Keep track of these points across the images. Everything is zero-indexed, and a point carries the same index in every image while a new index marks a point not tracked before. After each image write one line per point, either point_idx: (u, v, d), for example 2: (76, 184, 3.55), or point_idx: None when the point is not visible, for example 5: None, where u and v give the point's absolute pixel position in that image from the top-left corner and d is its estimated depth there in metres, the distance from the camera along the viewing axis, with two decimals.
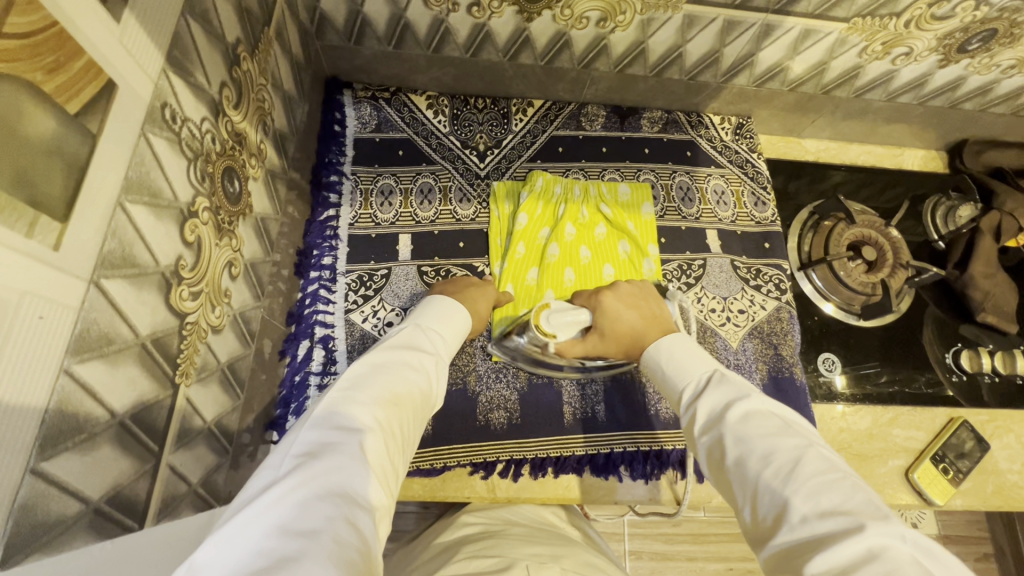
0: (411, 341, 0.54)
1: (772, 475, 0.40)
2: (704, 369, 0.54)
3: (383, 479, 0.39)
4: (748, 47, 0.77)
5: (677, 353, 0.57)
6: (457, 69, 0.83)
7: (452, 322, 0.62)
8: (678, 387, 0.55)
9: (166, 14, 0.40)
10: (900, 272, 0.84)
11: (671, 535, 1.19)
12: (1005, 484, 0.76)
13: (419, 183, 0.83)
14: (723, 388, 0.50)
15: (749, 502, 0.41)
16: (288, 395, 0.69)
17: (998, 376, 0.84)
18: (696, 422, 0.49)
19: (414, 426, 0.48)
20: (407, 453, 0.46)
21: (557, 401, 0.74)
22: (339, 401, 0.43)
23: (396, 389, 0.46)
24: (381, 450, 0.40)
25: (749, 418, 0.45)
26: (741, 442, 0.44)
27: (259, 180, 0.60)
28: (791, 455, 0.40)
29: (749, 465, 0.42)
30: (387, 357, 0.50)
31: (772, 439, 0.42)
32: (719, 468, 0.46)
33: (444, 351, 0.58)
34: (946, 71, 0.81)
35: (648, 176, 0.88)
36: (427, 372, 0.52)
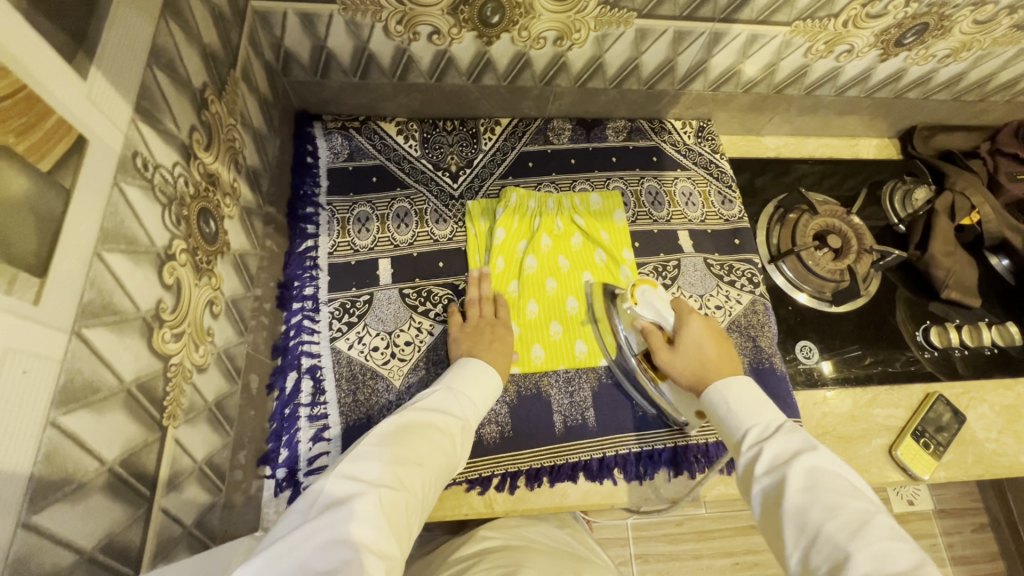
0: (441, 404, 0.61)
1: (837, 530, 0.43)
2: (772, 421, 0.56)
3: (394, 533, 0.46)
4: (700, 55, 0.80)
5: (747, 396, 0.60)
6: (423, 94, 0.85)
7: (485, 385, 0.67)
8: (739, 428, 0.57)
9: (132, 67, 0.41)
10: (864, 257, 0.88)
11: (675, 534, 1.20)
12: (985, 453, 0.79)
13: (395, 208, 0.84)
14: (792, 437, 0.52)
15: (803, 548, 0.44)
16: (279, 428, 0.70)
17: (967, 349, 0.87)
18: (759, 463, 0.52)
19: (433, 482, 0.54)
20: (426, 507, 0.53)
21: (546, 412, 0.75)
22: (367, 452, 0.51)
23: (416, 448, 0.54)
24: (395, 506, 0.47)
25: (818, 472, 0.48)
26: (806, 493, 0.46)
27: (234, 219, 0.61)
28: (858, 517, 0.43)
29: (812, 516, 0.45)
30: (416, 417, 0.57)
31: (840, 496, 0.45)
32: (774, 508, 0.48)
33: (473, 415, 0.64)
34: (886, 64, 0.85)
35: (617, 184, 0.90)
36: (452, 434, 0.59)
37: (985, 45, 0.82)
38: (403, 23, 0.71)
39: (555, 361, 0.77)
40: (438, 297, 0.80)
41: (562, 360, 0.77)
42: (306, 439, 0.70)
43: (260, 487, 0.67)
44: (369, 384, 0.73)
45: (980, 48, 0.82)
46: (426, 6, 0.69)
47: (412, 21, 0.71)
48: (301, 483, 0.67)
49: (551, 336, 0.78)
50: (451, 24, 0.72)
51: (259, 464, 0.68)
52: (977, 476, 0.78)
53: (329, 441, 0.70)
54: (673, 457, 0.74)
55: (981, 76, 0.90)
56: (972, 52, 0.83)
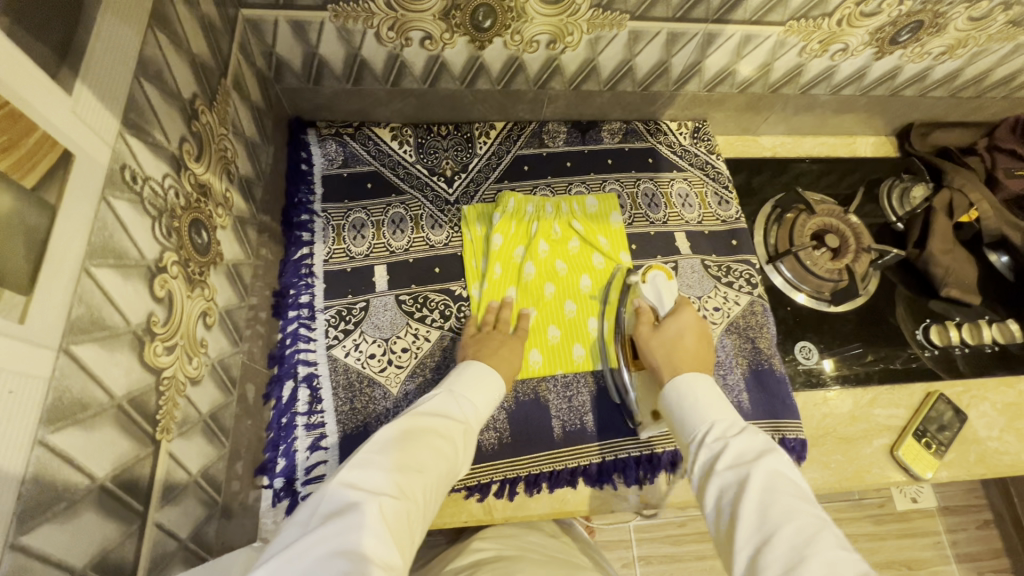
0: (442, 408, 0.61)
1: (793, 533, 0.42)
2: (734, 421, 0.55)
3: (398, 542, 0.45)
4: (694, 56, 0.80)
5: (712, 395, 0.59)
6: (417, 99, 0.85)
7: (487, 390, 0.66)
8: (699, 424, 0.56)
9: (119, 79, 0.41)
10: (863, 256, 0.87)
11: (678, 536, 1.20)
12: (987, 452, 0.78)
13: (390, 214, 0.84)
14: (754, 441, 0.52)
15: (756, 547, 0.43)
16: (276, 438, 0.69)
17: (968, 347, 0.87)
18: (720, 462, 0.51)
19: (436, 489, 0.53)
20: (429, 515, 0.52)
21: (545, 417, 0.74)
22: (368, 461, 0.51)
23: (418, 454, 0.53)
24: (397, 514, 0.47)
25: (778, 477, 0.47)
26: (764, 495, 0.46)
27: (227, 228, 0.61)
28: (813, 523, 0.42)
29: (769, 517, 0.44)
30: (417, 423, 0.57)
31: (796, 502, 0.45)
32: (729, 507, 0.47)
33: (475, 419, 0.63)
34: (882, 63, 0.85)
35: (613, 186, 0.90)
36: (454, 439, 0.58)
37: (980, 42, 0.81)
38: (395, 29, 0.71)
39: (553, 366, 0.77)
40: (435, 303, 0.80)
41: (559, 365, 0.77)
42: (303, 449, 0.69)
43: (258, 497, 0.67)
44: (366, 392, 0.73)
45: (976, 44, 0.82)
46: (418, 11, 0.68)
47: (404, 26, 0.71)
48: (299, 493, 0.67)
49: (550, 340, 0.78)
50: (443, 29, 0.72)
51: (257, 474, 0.68)
52: (980, 475, 0.77)
53: (327, 450, 0.69)
54: (673, 460, 0.73)
55: (978, 73, 0.90)
56: (967, 49, 0.83)
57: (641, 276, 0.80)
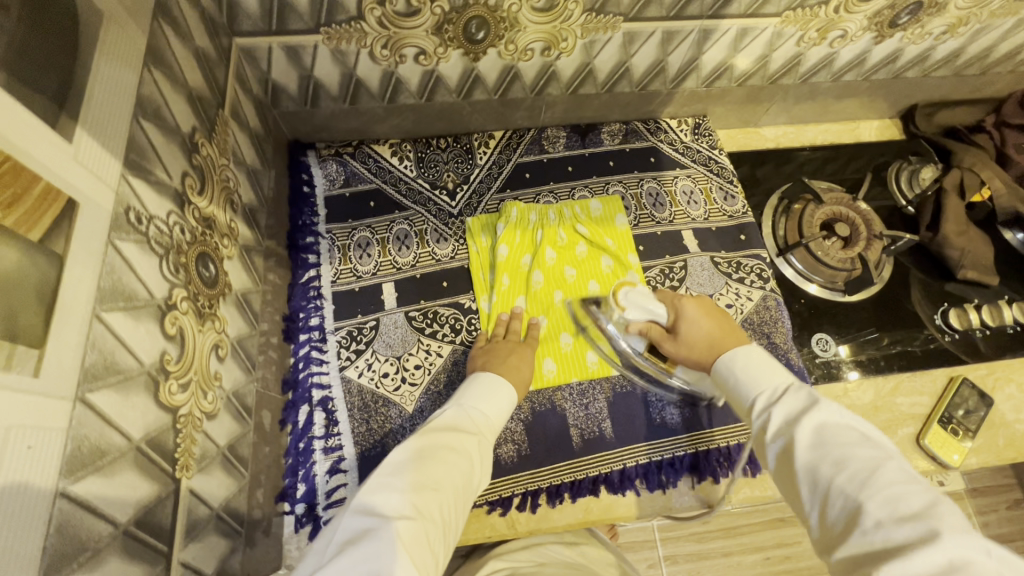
0: (453, 422, 0.60)
1: (849, 481, 0.42)
2: (777, 380, 0.54)
3: (421, 563, 0.45)
4: (690, 53, 0.79)
5: (752, 362, 0.57)
6: (414, 115, 0.84)
7: (497, 402, 0.65)
8: (747, 394, 0.55)
9: (118, 121, 0.41)
10: (875, 243, 0.86)
11: (703, 533, 1.19)
12: (1016, 435, 0.78)
13: (395, 230, 0.84)
14: (798, 397, 0.51)
15: (820, 504, 0.43)
16: (295, 463, 0.69)
17: (989, 329, 0.85)
18: (768, 427, 0.50)
19: (455, 505, 0.53)
20: (451, 533, 0.51)
21: (563, 426, 0.74)
22: (382, 485, 0.50)
23: (433, 471, 0.53)
24: (417, 533, 0.46)
25: (828, 430, 0.46)
26: (817, 450, 0.45)
27: (234, 258, 0.60)
28: (868, 465, 0.42)
29: (823, 471, 0.44)
30: (430, 440, 0.56)
31: (850, 450, 0.44)
32: (787, 468, 0.47)
33: (488, 430, 0.63)
34: (882, 46, 0.83)
35: (616, 188, 0.90)
36: (469, 451, 0.58)
37: (983, 18, 0.80)
38: (389, 47, 0.70)
39: (567, 374, 0.76)
40: (444, 317, 0.79)
41: (574, 373, 0.76)
42: (322, 472, 0.69)
43: (280, 524, 0.66)
44: (382, 412, 0.73)
45: (978, 21, 0.80)
46: (411, 28, 0.68)
47: (398, 44, 0.70)
48: (322, 517, 0.67)
49: (562, 348, 0.77)
50: (437, 44, 0.71)
51: (277, 501, 0.68)
52: (1009, 459, 0.78)
53: (346, 472, 0.69)
54: (694, 463, 0.73)
55: (981, 50, 0.87)
56: (969, 27, 0.81)
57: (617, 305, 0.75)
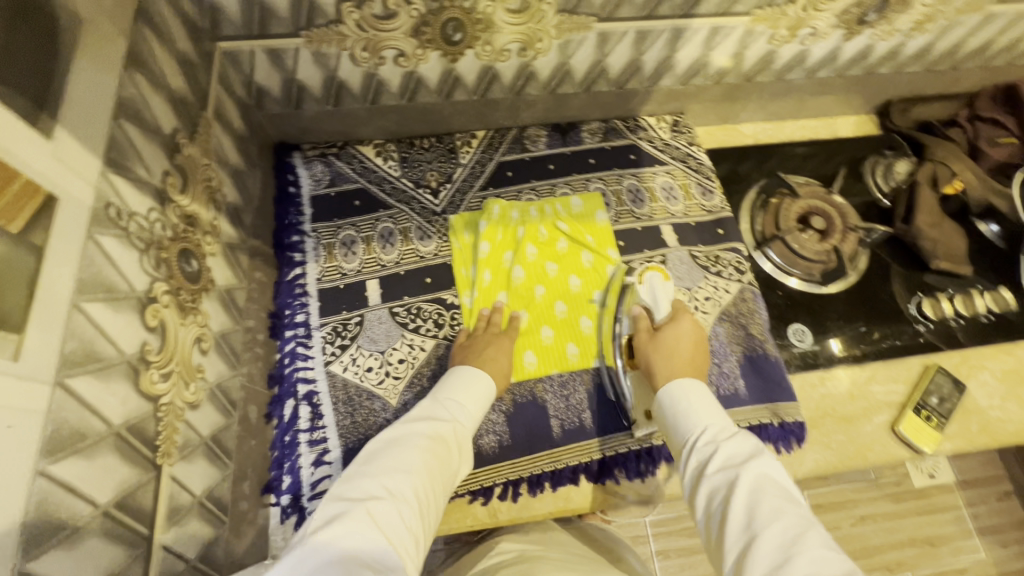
0: (428, 413, 0.62)
1: (779, 533, 0.45)
2: (723, 425, 0.58)
3: (394, 542, 0.47)
4: (665, 52, 0.81)
5: (696, 399, 0.61)
6: (398, 116, 0.86)
7: (474, 389, 0.67)
8: (694, 429, 0.59)
9: (98, 120, 0.43)
10: (850, 236, 0.88)
11: (696, 528, 1.20)
12: (988, 421, 0.81)
13: (379, 228, 0.86)
14: (743, 445, 0.55)
15: (744, 546, 0.46)
16: (281, 456, 0.71)
17: (962, 318, 0.88)
18: (711, 467, 0.53)
19: (432, 487, 0.55)
20: (430, 515, 0.53)
21: (544, 417, 0.76)
22: (356, 473, 0.53)
23: (406, 457, 0.55)
24: (389, 514, 0.49)
25: (767, 483, 0.50)
26: (751, 495, 0.49)
27: (217, 255, 0.62)
28: (798, 525, 0.46)
29: (758, 518, 0.47)
30: (404, 430, 0.59)
31: (781, 502, 0.48)
32: (719, 509, 0.50)
33: (465, 417, 0.64)
34: (853, 43, 0.85)
35: (597, 185, 0.91)
36: (444, 437, 0.60)
37: (949, 15, 0.82)
38: (368, 49, 0.72)
39: (548, 366, 0.78)
40: (428, 312, 0.81)
41: (554, 365, 0.78)
42: (307, 465, 0.71)
43: (266, 515, 0.68)
44: (366, 405, 0.75)
45: (945, 17, 0.82)
46: (389, 30, 0.69)
47: (377, 46, 0.72)
48: (306, 508, 0.69)
49: (543, 341, 0.79)
50: (415, 46, 0.73)
51: (264, 493, 0.70)
52: (983, 445, 0.80)
53: (330, 464, 0.71)
54: (671, 452, 0.75)
55: (951, 46, 0.89)
56: (937, 23, 0.83)
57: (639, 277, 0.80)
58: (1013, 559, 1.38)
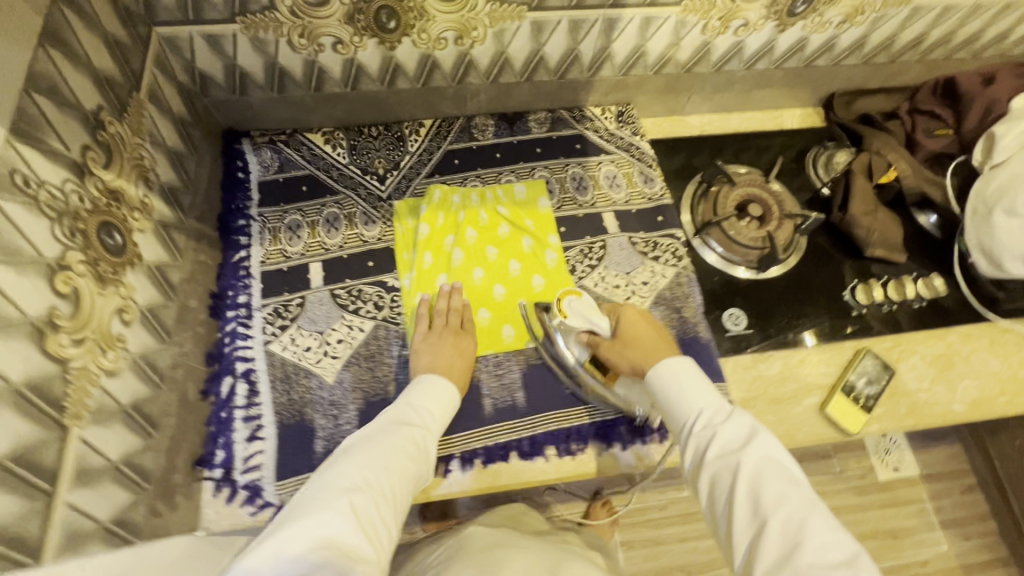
0: (401, 417, 0.66)
1: (786, 518, 0.50)
2: (716, 407, 0.61)
3: (369, 534, 0.51)
4: (600, 42, 0.83)
5: (688, 383, 0.64)
6: (344, 104, 0.88)
7: (442, 398, 0.70)
8: (688, 412, 0.62)
9: (5, 91, 0.45)
10: (785, 224, 0.90)
11: (659, 519, 1.34)
12: (917, 404, 0.83)
13: (325, 214, 0.88)
14: (736, 426, 0.58)
15: (754, 533, 0.51)
16: (216, 432, 0.73)
17: (894, 304, 0.90)
18: (710, 452, 0.57)
19: (403, 486, 0.58)
20: (402, 511, 0.57)
21: (477, 395, 0.78)
22: (335, 469, 0.57)
23: (381, 457, 0.59)
24: (365, 508, 0.53)
25: (766, 465, 0.54)
26: (755, 483, 0.53)
27: (147, 232, 0.64)
28: (802, 510, 0.50)
29: (764, 505, 0.51)
30: (380, 433, 0.62)
31: (786, 487, 0.52)
32: (724, 495, 0.54)
33: (435, 424, 0.68)
34: (787, 35, 0.87)
35: (542, 173, 0.93)
36: (416, 441, 0.63)
37: (877, 7, 0.84)
38: (306, 36, 0.74)
39: (482, 347, 0.80)
40: (368, 295, 0.83)
41: (489, 346, 0.80)
42: (241, 440, 0.73)
43: (200, 489, 0.70)
44: (302, 382, 0.77)
45: (873, 10, 0.85)
46: (324, 17, 0.72)
47: (314, 33, 0.74)
48: (239, 481, 0.71)
49: (480, 323, 0.81)
50: (351, 33, 0.75)
51: (197, 467, 0.71)
52: (910, 426, 0.82)
53: (264, 440, 0.73)
54: (599, 431, 0.77)
55: (885, 39, 0.92)
56: (866, 16, 0.86)
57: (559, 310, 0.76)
58: (976, 551, 1.40)
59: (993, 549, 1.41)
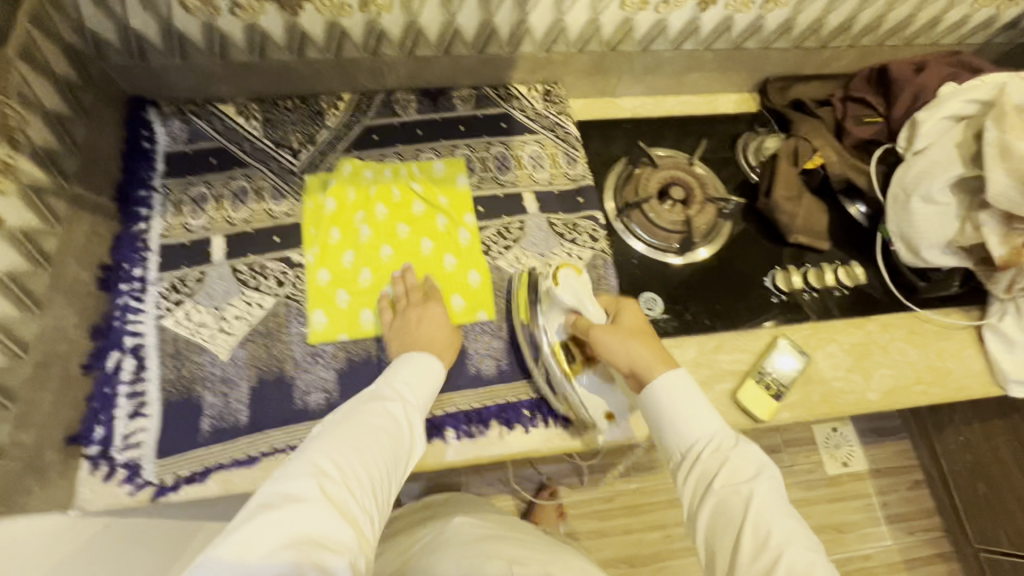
0: (376, 397, 0.61)
1: (797, 561, 0.48)
2: (722, 431, 0.59)
3: (349, 521, 0.48)
4: (516, 15, 0.81)
5: (693, 404, 0.60)
6: (255, 74, 0.85)
7: (425, 375, 0.67)
8: (695, 433, 0.59)
9: None
10: (707, 207, 0.90)
11: (605, 511, 1.32)
12: (830, 392, 0.81)
13: (233, 187, 0.84)
14: (745, 455, 0.56)
15: (761, 571, 0.48)
16: (97, 408, 0.70)
17: (814, 291, 0.89)
18: (719, 480, 0.54)
19: (383, 467, 0.55)
20: (383, 493, 0.54)
21: (376, 375, 0.75)
22: (305, 455, 0.52)
23: (356, 439, 0.54)
24: (342, 497, 0.49)
25: (771, 502, 0.53)
26: (766, 520, 0.51)
27: (11, 194, 0.61)
28: (809, 554, 0.49)
29: (774, 543, 0.50)
30: (353, 415, 0.58)
31: (789, 522, 0.51)
32: (732, 527, 0.52)
33: (413, 400, 0.64)
34: (709, 14, 0.86)
35: (464, 151, 0.91)
36: (393, 420, 0.59)
37: None
38: None
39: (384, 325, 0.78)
40: (271, 271, 0.80)
41: None
42: (122, 417, 0.70)
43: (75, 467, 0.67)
44: (193, 359, 0.74)
45: None
46: None
47: None
48: (117, 459, 0.69)
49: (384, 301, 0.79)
50: None
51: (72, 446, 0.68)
52: (823, 415, 0.80)
53: (147, 418, 0.70)
54: (500, 412, 0.76)
55: (812, 21, 0.90)
56: None
57: (553, 279, 0.73)
58: (919, 547, 1.40)
59: (936, 545, 1.41)
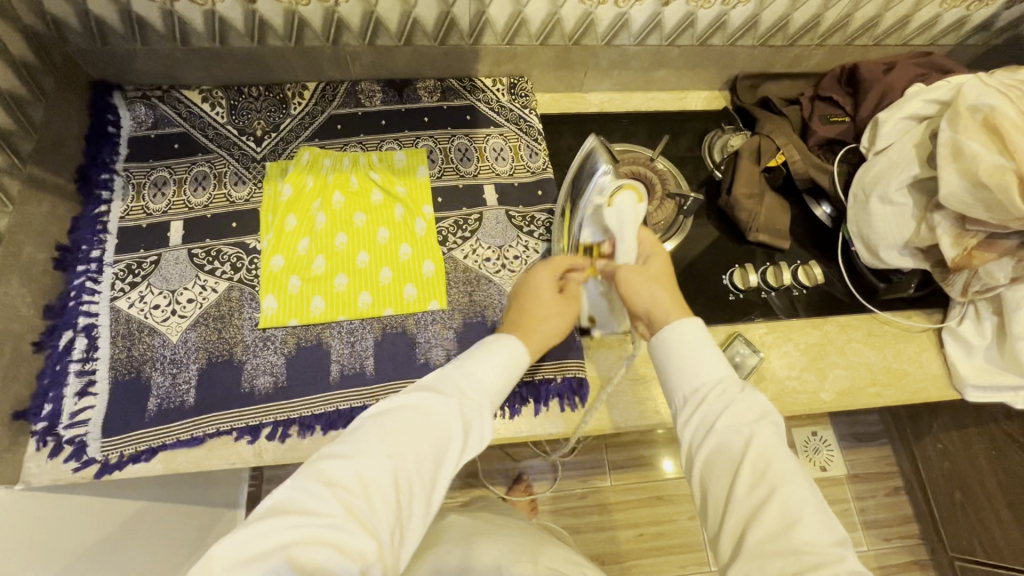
0: (426, 384, 0.53)
1: (790, 498, 0.46)
2: (730, 372, 0.54)
3: (369, 528, 0.43)
4: (474, 7, 0.81)
5: (699, 351, 0.55)
6: (218, 61, 0.86)
7: (501, 360, 0.57)
8: (699, 376, 0.54)
9: None
10: (666, 204, 0.89)
11: (578, 507, 1.31)
12: (783, 390, 0.81)
13: (194, 172, 0.85)
14: (750, 399, 0.52)
15: (752, 507, 0.46)
16: (47, 385, 0.71)
17: (771, 290, 0.88)
18: (719, 419, 0.51)
19: (421, 466, 0.48)
20: (420, 493, 0.48)
21: (324, 360, 0.76)
22: (330, 451, 0.47)
23: (388, 437, 0.48)
24: (363, 501, 0.44)
25: (769, 440, 0.49)
26: (762, 457, 0.48)
27: None
28: (803, 492, 0.46)
29: (768, 479, 0.47)
30: (393, 405, 0.51)
31: (789, 462, 0.48)
32: (728, 462, 0.49)
33: (474, 391, 0.54)
34: (671, 9, 0.86)
35: (426, 142, 0.91)
36: (444, 415, 0.51)
37: None
38: None
39: (334, 312, 0.78)
40: (227, 255, 0.81)
41: (342, 312, 0.78)
42: (71, 395, 0.71)
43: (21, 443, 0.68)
44: (145, 339, 0.75)
45: None
46: None
47: None
48: (63, 436, 0.69)
49: (335, 288, 0.79)
50: None
51: None
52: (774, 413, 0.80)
53: (96, 396, 0.72)
54: None
55: (776, 19, 0.90)
56: None
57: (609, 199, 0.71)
58: (895, 554, 1.39)
59: (913, 552, 1.39)
